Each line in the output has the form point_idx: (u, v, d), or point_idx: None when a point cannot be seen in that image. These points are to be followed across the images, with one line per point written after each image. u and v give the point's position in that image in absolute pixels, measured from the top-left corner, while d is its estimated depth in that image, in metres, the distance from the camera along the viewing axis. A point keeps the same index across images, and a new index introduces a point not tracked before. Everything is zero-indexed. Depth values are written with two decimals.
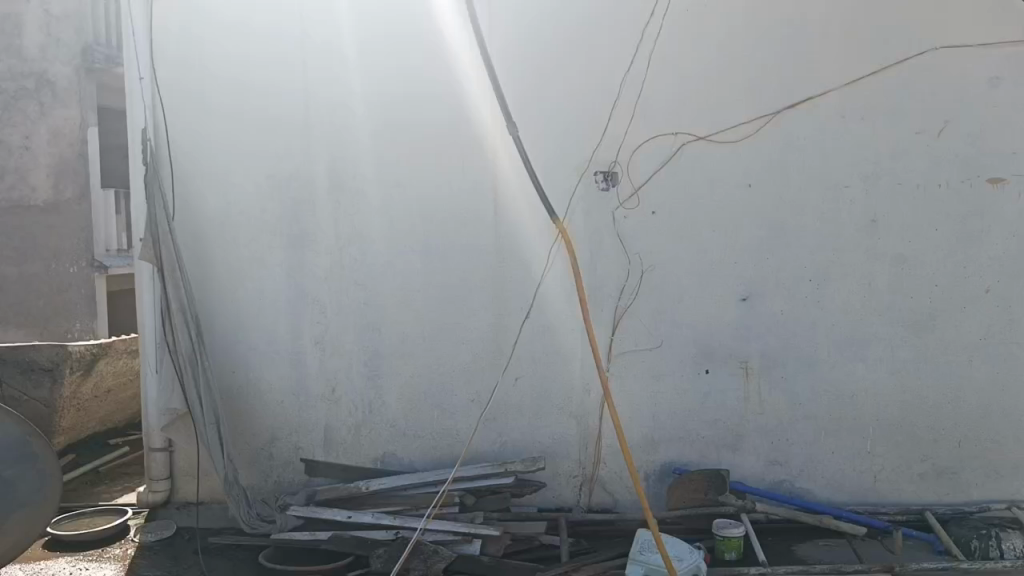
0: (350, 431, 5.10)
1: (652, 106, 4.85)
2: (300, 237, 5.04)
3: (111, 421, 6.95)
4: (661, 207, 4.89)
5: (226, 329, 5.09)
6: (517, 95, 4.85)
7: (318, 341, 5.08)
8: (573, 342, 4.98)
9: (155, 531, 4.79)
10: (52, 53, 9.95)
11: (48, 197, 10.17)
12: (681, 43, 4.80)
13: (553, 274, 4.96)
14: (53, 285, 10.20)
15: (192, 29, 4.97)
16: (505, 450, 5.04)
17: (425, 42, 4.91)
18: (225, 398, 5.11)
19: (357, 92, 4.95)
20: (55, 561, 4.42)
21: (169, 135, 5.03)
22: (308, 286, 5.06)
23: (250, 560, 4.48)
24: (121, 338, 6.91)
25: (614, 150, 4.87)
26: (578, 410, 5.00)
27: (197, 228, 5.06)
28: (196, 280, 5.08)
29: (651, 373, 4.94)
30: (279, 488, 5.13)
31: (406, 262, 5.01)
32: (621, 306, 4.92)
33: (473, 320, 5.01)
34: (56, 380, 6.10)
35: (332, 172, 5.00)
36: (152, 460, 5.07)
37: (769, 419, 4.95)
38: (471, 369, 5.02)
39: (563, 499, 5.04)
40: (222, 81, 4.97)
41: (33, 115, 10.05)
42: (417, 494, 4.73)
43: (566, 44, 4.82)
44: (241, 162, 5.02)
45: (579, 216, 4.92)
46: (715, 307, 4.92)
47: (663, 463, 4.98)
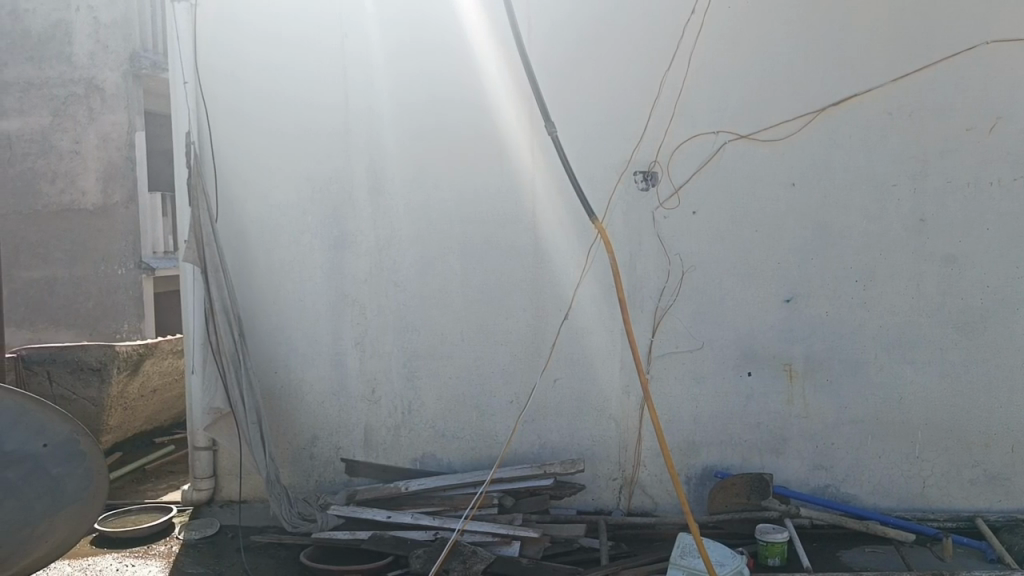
0: (389, 431, 5.12)
1: (693, 105, 4.79)
2: (341, 238, 5.08)
3: (156, 420, 7.07)
4: (702, 207, 4.82)
5: (268, 329, 5.14)
6: (556, 95, 4.83)
7: (359, 341, 5.11)
8: (612, 344, 4.95)
9: (199, 529, 4.86)
10: (101, 60, 10.20)
11: (96, 201, 10.38)
12: (722, 41, 4.74)
13: (592, 275, 4.93)
14: (102, 286, 10.46)
15: (234, 34, 5.03)
16: (544, 451, 5.01)
17: (464, 44, 4.93)
18: (267, 398, 5.17)
19: (397, 95, 4.98)
20: (102, 558, 4.52)
21: (212, 138, 5.08)
22: (348, 287, 5.10)
23: (292, 559, 4.52)
24: (167, 338, 6.97)
25: (655, 150, 4.82)
26: (617, 412, 4.96)
27: (240, 229, 5.12)
28: (239, 281, 5.14)
29: (692, 375, 4.88)
30: (320, 487, 5.17)
31: (446, 263, 5.02)
32: (662, 306, 4.87)
33: (512, 321, 5.00)
34: (104, 379, 6.22)
35: (371, 174, 5.03)
36: (195, 459, 5.14)
37: (814, 422, 4.86)
38: (510, 370, 5.01)
39: (602, 501, 5.00)
40: (264, 84, 5.03)
41: (83, 120, 10.28)
42: (456, 495, 4.73)
43: (605, 43, 4.79)
44: (282, 164, 5.07)
45: (618, 216, 4.88)
46: (757, 307, 4.84)
47: (705, 466, 4.91)
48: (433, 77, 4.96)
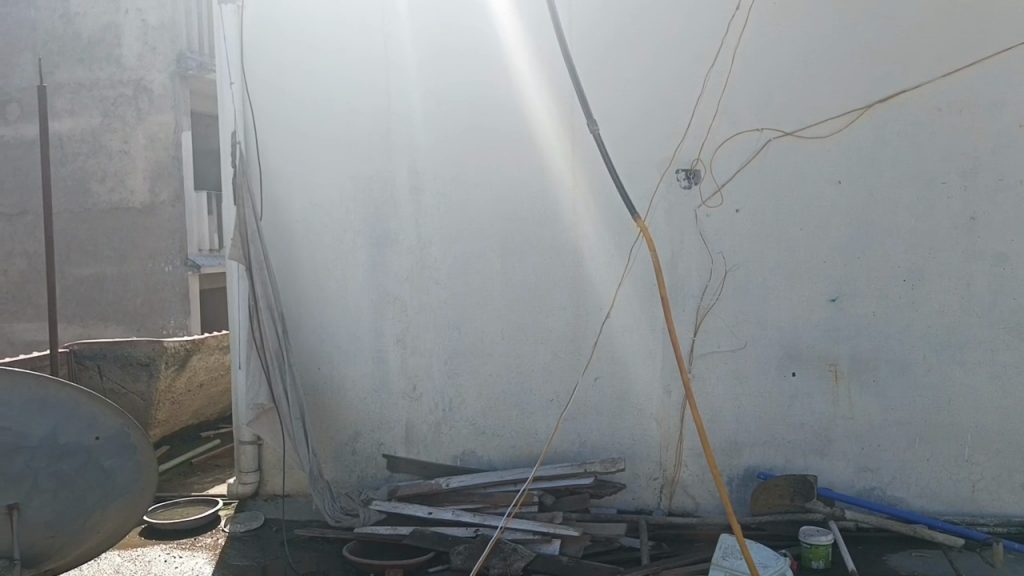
0: (430, 427, 5.16)
1: (736, 101, 4.74)
2: (383, 236, 5.13)
3: (203, 415, 7.21)
4: (745, 205, 4.77)
5: (312, 326, 5.21)
6: (597, 94, 4.83)
7: (400, 339, 5.15)
8: (653, 343, 4.92)
9: (244, 522, 4.95)
10: (149, 61, 10.39)
11: (144, 199, 10.58)
12: (766, 38, 4.68)
13: (634, 273, 4.90)
14: (150, 284, 10.68)
15: (280, 36, 5.11)
16: (585, 450, 5.00)
17: (506, 44, 4.95)
18: (310, 394, 5.24)
19: (438, 94, 5.02)
20: (151, 549, 4.63)
21: (258, 137, 5.16)
22: (390, 285, 5.14)
23: (334, 553, 4.58)
24: (213, 335, 7.17)
25: (697, 148, 4.79)
26: (658, 412, 4.94)
27: (284, 228, 5.19)
28: (284, 279, 5.21)
29: (734, 375, 4.84)
30: (362, 483, 5.23)
31: (487, 261, 5.03)
32: (704, 305, 4.83)
33: (552, 319, 5.00)
34: (152, 374, 6.36)
35: (413, 173, 5.07)
36: (241, 453, 5.23)
37: (859, 424, 4.78)
38: (551, 369, 5.01)
39: (643, 501, 4.97)
40: (310, 85, 5.10)
41: (132, 120, 10.52)
42: (497, 493, 4.75)
43: (647, 41, 4.77)
44: (326, 163, 5.13)
45: (659, 215, 4.85)
46: (801, 307, 4.78)
47: (747, 467, 4.86)
48: (475, 76, 4.98)
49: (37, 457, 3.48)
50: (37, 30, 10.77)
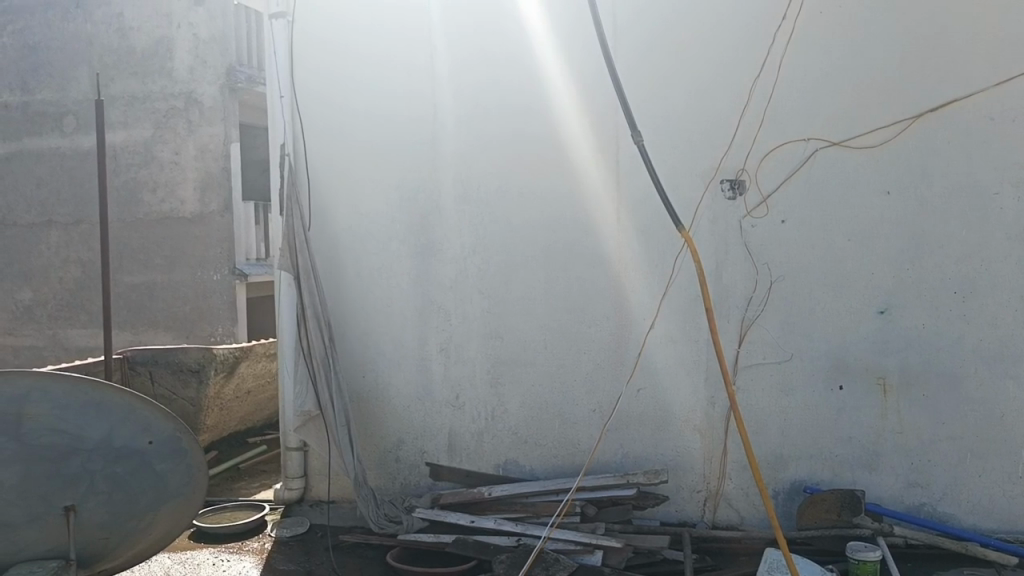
0: (473, 436, 5.19)
1: (782, 111, 4.70)
2: (428, 246, 5.19)
3: (250, 421, 7.37)
4: (792, 215, 4.73)
5: (357, 334, 5.28)
6: (642, 104, 4.84)
7: (443, 347, 5.20)
8: (697, 353, 4.88)
9: (290, 527, 5.02)
10: (200, 74, 10.63)
11: (194, 209, 10.82)
12: (814, 47, 4.65)
13: (678, 284, 4.87)
14: (199, 291, 10.89)
15: (330, 50, 5.23)
16: (627, 461, 4.97)
17: (549, 54, 4.98)
18: (355, 401, 5.31)
19: (482, 105, 5.07)
20: (199, 552, 4.73)
21: (307, 149, 5.27)
22: (433, 294, 5.19)
23: (377, 559, 4.61)
24: (261, 342, 7.18)
25: (743, 158, 4.76)
26: (702, 424, 4.89)
27: (332, 237, 5.28)
28: (330, 288, 5.29)
29: (779, 387, 4.79)
30: (406, 490, 5.27)
31: (530, 272, 5.06)
32: (749, 316, 4.80)
33: (595, 329, 4.99)
34: (201, 381, 6.46)
35: (457, 183, 5.13)
36: (287, 459, 5.31)
37: (909, 438, 4.68)
38: (594, 379, 5.01)
39: (686, 514, 4.92)
40: (357, 97, 5.20)
41: (183, 132, 10.78)
42: (539, 502, 4.75)
43: (692, 52, 4.76)
44: (372, 174, 5.22)
45: (704, 225, 4.83)
46: (849, 318, 4.71)
47: (794, 481, 4.80)
48: (518, 86, 5.02)
49: (92, 460, 3.57)
50: (93, 45, 11.12)
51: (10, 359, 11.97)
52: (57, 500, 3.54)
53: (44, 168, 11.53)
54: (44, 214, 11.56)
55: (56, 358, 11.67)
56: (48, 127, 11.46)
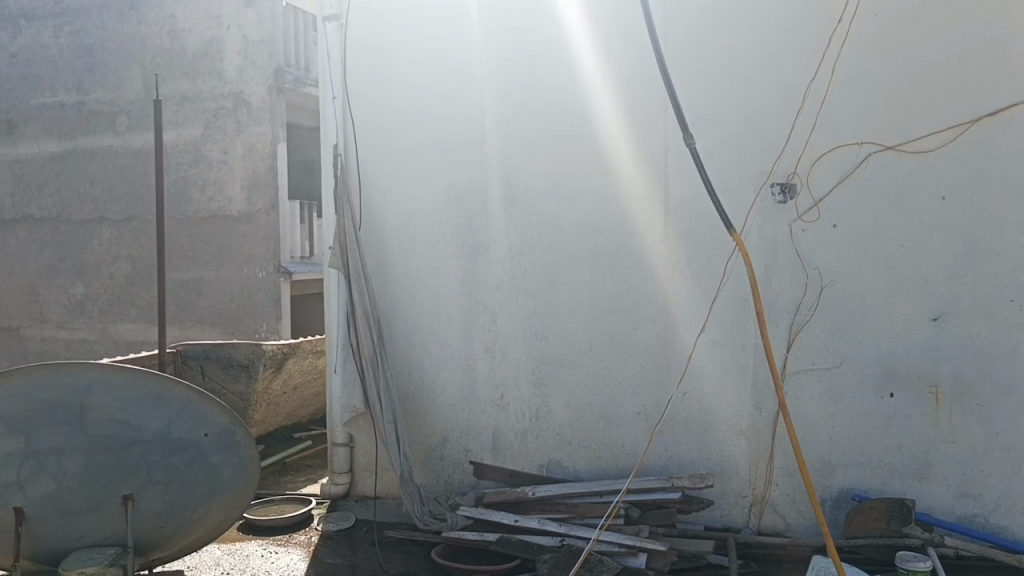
0: (517, 436, 5.21)
1: (836, 116, 4.66)
2: (475, 247, 5.24)
3: (295, 416, 7.48)
4: (844, 219, 4.68)
5: (405, 332, 5.35)
6: (693, 106, 4.83)
7: (489, 347, 5.24)
8: (745, 358, 4.84)
9: (337, 521, 5.09)
10: (249, 74, 10.82)
11: (242, 207, 11.01)
12: (868, 51, 4.59)
13: (727, 287, 4.84)
14: (245, 289, 11.07)
15: (381, 51, 5.31)
16: (672, 464, 4.95)
17: (598, 55, 4.99)
18: (402, 399, 5.37)
19: (529, 105, 5.10)
20: (248, 543, 4.82)
21: (358, 149, 5.38)
22: (480, 294, 5.24)
23: (422, 556, 4.66)
24: (309, 339, 7.31)
25: (794, 162, 4.73)
26: (749, 429, 4.85)
27: (382, 236, 5.36)
28: (379, 286, 5.36)
29: (828, 393, 4.74)
30: (450, 488, 5.31)
31: (577, 275, 5.07)
32: (798, 321, 4.76)
33: (641, 332, 4.98)
34: (251, 375, 6.60)
35: (505, 184, 5.16)
36: (334, 454, 5.40)
37: (962, 448, 4.60)
38: (639, 382, 5.00)
39: (731, 519, 4.89)
40: (407, 98, 5.28)
41: (232, 132, 10.98)
42: (583, 504, 4.76)
43: (745, 54, 4.74)
44: (421, 175, 5.29)
45: (754, 229, 4.81)
46: (901, 325, 4.65)
47: (842, 488, 4.75)
48: (566, 86, 5.03)
49: (151, 451, 3.68)
50: (145, 45, 11.36)
51: (61, 352, 12.26)
52: (117, 489, 3.62)
53: (98, 165, 11.83)
54: (97, 210, 11.87)
55: (105, 351, 11.95)
56: (101, 125, 11.75)
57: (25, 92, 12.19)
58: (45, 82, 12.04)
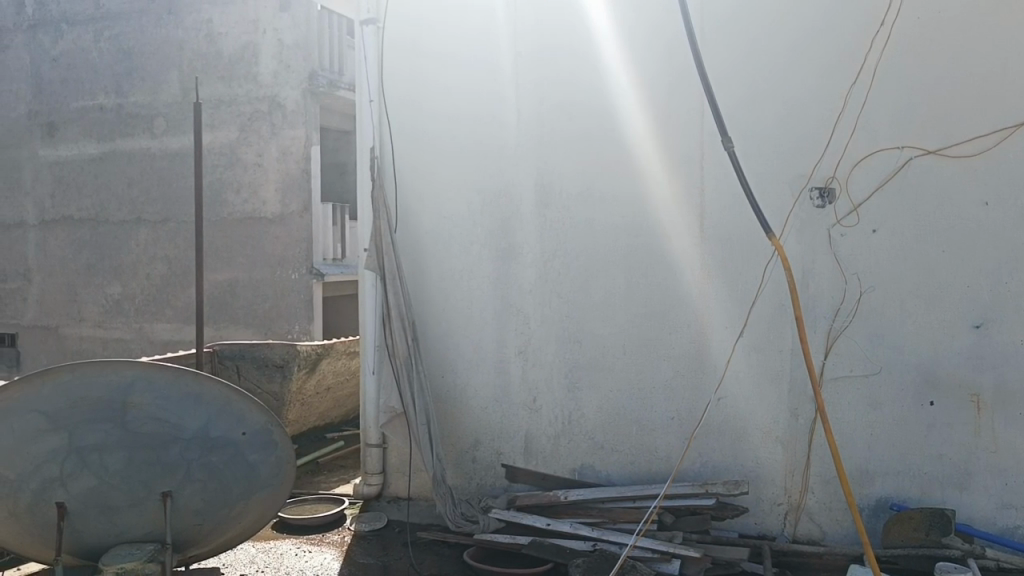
0: (550, 439, 5.21)
1: (876, 119, 4.60)
2: (509, 250, 5.24)
3: (328, 417, 7.53)
4: (883, 225, 4.62)
5: (438, 334, 5.37)
6: (731, 111, 4.81)
7: (522, 350, 5.24)
8: (782, 364, 4.79)
9: (369, 521, 5.11)
10: (283, 78, 10.96)
11: (276, 209, 11.13)
12: (910, 54, 4.53)
13: (763, 292, 4.79)
14: (278, 290, 11.18)
15: (417, 55, 5.35)
16: (706, 470, 4.91)
17: (634, 57, 4.97)
18: (435, 401, 5.39)
19: (564, 107, 5.09)
20: (282, 542, 4.87)
21: (394, 152, 5.42)
22: (514, 297, 5.24)
23: (454, 557, 4.66)
24: (342, 340, 7.37)
25: (833, 166, 4.68)
26: (784, 435, 4.80)
27: (416, 239, 5.39)
28: (414, 288, 5.40)
29: (865, 400, 4.68)
30: (482, 490, 5.32)
31: (611, 279, 5.05)
32: (836, 327, 4.71)
33: (675, 336, 4.95)
34: (286, 376, 6.66)
35: (539, 187, 5.17)
36: (367, 455, 5.43)
37: (1004, 458, 4.50)
38: (672, 386, 4.97)
39: (766, 526, 4.84)
40: (443, 102, 5.31)
41: (267, 134, 11.11)
42: (615, 508, 4.74)
43: (785, 60, 4.71)
44: (456, 178, 5.31)
45: (792, 234, 4.76)
46: (941, 333, 4.58)
47: (880, 497, 4.69)
48: (601, 89, 5.02)
49: (190, 448, 3.73)
50: (183, 50, 11.54)
51: (98, 350, 12.46)
52: (156, 486, 3.67)
53: (136, 167, 12.03)
54: (134, 211, 12.06)
55: (141, 350, 12.13)
56: (139, 128, 11.94)
57: (65, 96, 12.40)
58: (84, 85, 12.25)
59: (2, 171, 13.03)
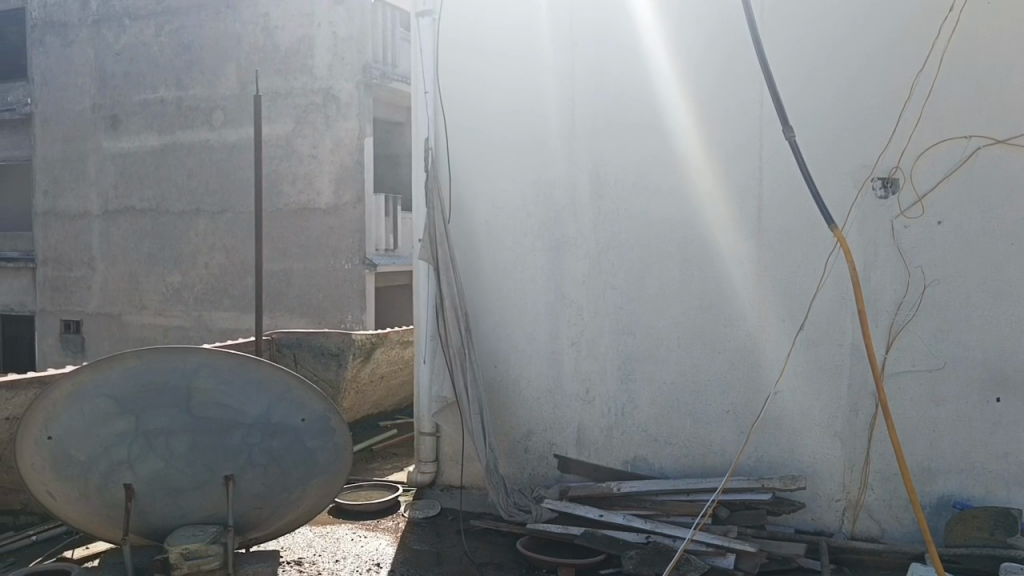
0: (603, 431, 5.20)
1: (943, 109, 4.48)
2: (564, 241, 5.23)
3: (383, 405, 7.64)
4: (949, 217, 4.50)
5: (492, 325, 5.40)
6: (793, 102, 4.73)
7: (576, 342, 5.23)
8: (841, 359, 4.70)
9: (423, 509, 5.18)
10: (338, 71, 11.09)
11: (330, 201, 11.29)
12: (980, 40, 4.39)
13: (825, 285, 4.70)
14: (332, 280, 11.35)
15: (473, 46, 5.37)
16: (761, 464, 4.85)
17: (693, 45, 4.90)
18: (488, 391, 5.42)
19: (620, 97, 5.05)
20: (339, 527, 4.96)
21: (449, 143, 5.46)
22: (567, 289, 5.24)
23: (507, 546, 4.70)
24: (396, 329, 7.46)
25: (897, 156, 4.57)
26: (843, 430, 4.72)
27: (470, 230, 5.42)
28: (468, 279, 5.43)
29: (928, 396, 4.57)
30: (534, 481, 5.34)
31: (665, 270, 5.01)
32: (898, 322, 4.61)
33: (731, 330, 4.89)
34: (341, 364, 6.79)
35: (594, 178, 5.14)
36: (420, 443, 5.50)
37: None
38: (728, 380, 4.91)
39: (823, 522, 4.77)
40: (500, 93, 5.32)
41: (322, 127, 11.26)
42: (668, 501, 4.71)
43: (849, 49, 4.61)
44: (510, 169, 5.32)
45: (854, 226, 4.67)
46: (1009, 328, 4.44)
47: (942, 495, 4.58)
48: (659, 79, 4.98)
49: (252, 434, 3.82)
50: (240, 44, 11.75)
51: (158, 338, 12.78)
52: (220, 470, 3.78)
53: (195, 159, 12.30)
54: (193, 202, 12.36)
55: (199, 338, 12.44)
56: (198, 121, 12.21)
57: (127, 89, 12.72)
58: (146, 79, 12.55)
59: (68, 163, 13.43)
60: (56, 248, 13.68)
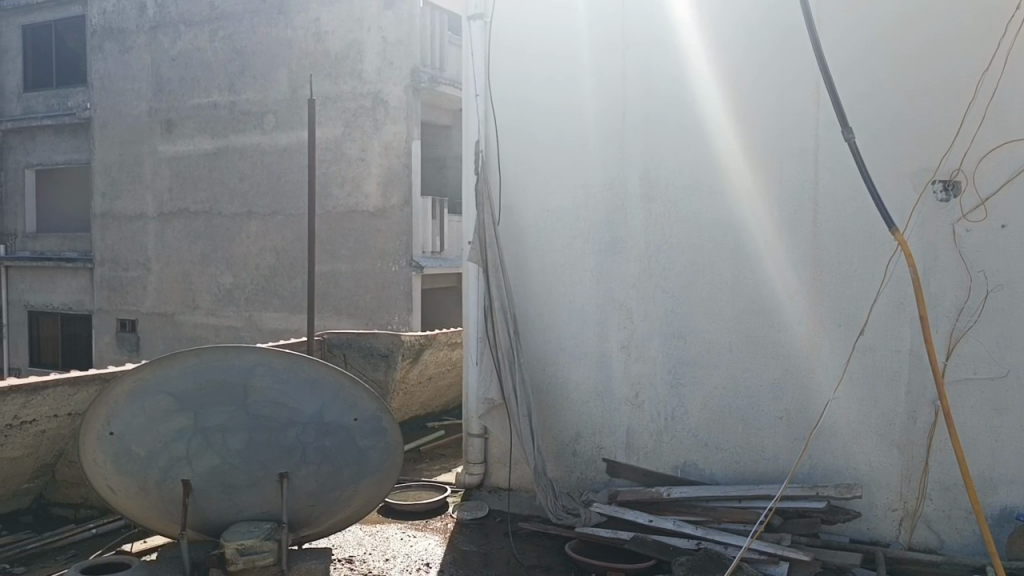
0: (652, 435, 5.16)
1: (1007, 109, 4.36)
2: (614, 244, 5.21)
3: (429, 407, 7.70)
4: (1014, 220, 4.38)
5: (541, 327, 5.39)
6: (852, 102, 4.64)
7: (625, 345, 5.21)
8: (899, 365, 4.60)
9: (472, 510, 5.19)
10: (387, 75, 11.21)
11: (378, 204, 11.40)
12: None
13: (881, 290, 4.61)
14: (380, 282, 11.46)
15: (524, 48, 5.38)
16: (816, 472, 4.76)
17: (748, 46, 4.84)
18: (537, 393, 5.41)
19: (672, 99, 5.02)
20: (388, 526, 5.00)
21: (499, 145, 5.48)
22: (617, 292, 5.21)
23: (556, 549, 4.68)
24: (443, 330, 7.40)
25: (959, 158, 4.46)
26: (900, 438, 4.61)
27: (518, 232, 5.43)
28: (517, 282, 5.44)
29: (990, 405, 4.45)
30: (583, 484, 5.32)
31: (717, 273, 4.95)
32: (959, 328, 4.50)
33: (785, 335, 4.82)
34: (390, 365, 6.85)
35: (644, 180, 5.12)
36: (469, 444, 5.53)
37: None
38: (780, 385, 4.84)
39: (879, 532, 4.67)
40: (550, 95, 5.32)
41: (370, 130, 11.39)
42: (719, 507, 4.66)
43: (909, 48, 4.52)
44: (559, 172, 5.32)
45: (913, 230, 4.56)
46: None
47: (1004, 506, 4.46)
48: (711, 81, 4.94)
49: (306, 432, 3.88)
50: (291, 48, 11.94)
51: (210, 337, 13.03)
52: (274, 468, 3.83)
53: (247, 163, 12.53)
54: (245, 205, 12.58)
55: (250, 338, 12.65)
56: (250, 124, 12.43)
57: (182, 94, 13.00)
58: (200, 84, 12.82)
59: (125, 165, 13.78)
60: (113, 249, 14.04)
